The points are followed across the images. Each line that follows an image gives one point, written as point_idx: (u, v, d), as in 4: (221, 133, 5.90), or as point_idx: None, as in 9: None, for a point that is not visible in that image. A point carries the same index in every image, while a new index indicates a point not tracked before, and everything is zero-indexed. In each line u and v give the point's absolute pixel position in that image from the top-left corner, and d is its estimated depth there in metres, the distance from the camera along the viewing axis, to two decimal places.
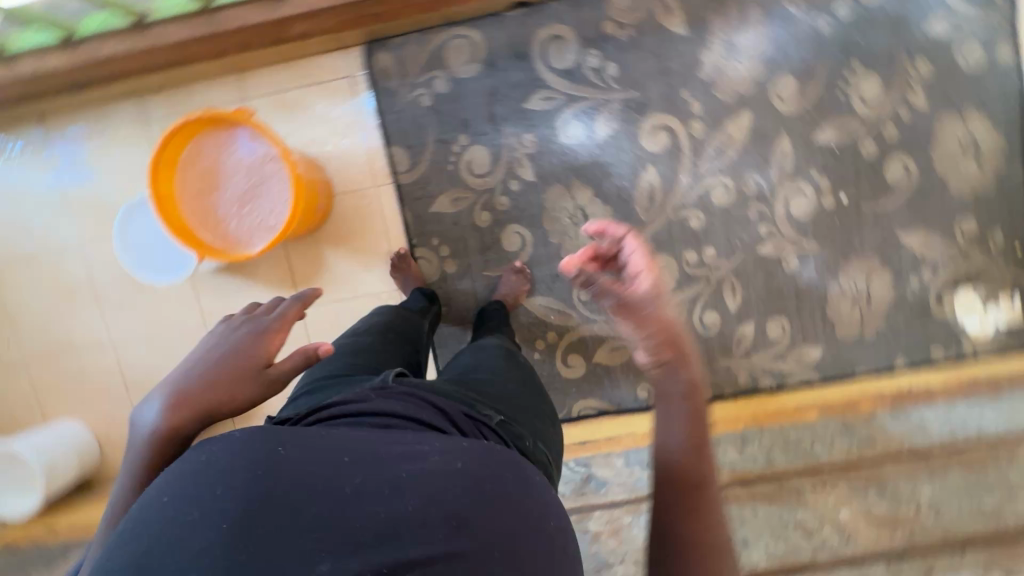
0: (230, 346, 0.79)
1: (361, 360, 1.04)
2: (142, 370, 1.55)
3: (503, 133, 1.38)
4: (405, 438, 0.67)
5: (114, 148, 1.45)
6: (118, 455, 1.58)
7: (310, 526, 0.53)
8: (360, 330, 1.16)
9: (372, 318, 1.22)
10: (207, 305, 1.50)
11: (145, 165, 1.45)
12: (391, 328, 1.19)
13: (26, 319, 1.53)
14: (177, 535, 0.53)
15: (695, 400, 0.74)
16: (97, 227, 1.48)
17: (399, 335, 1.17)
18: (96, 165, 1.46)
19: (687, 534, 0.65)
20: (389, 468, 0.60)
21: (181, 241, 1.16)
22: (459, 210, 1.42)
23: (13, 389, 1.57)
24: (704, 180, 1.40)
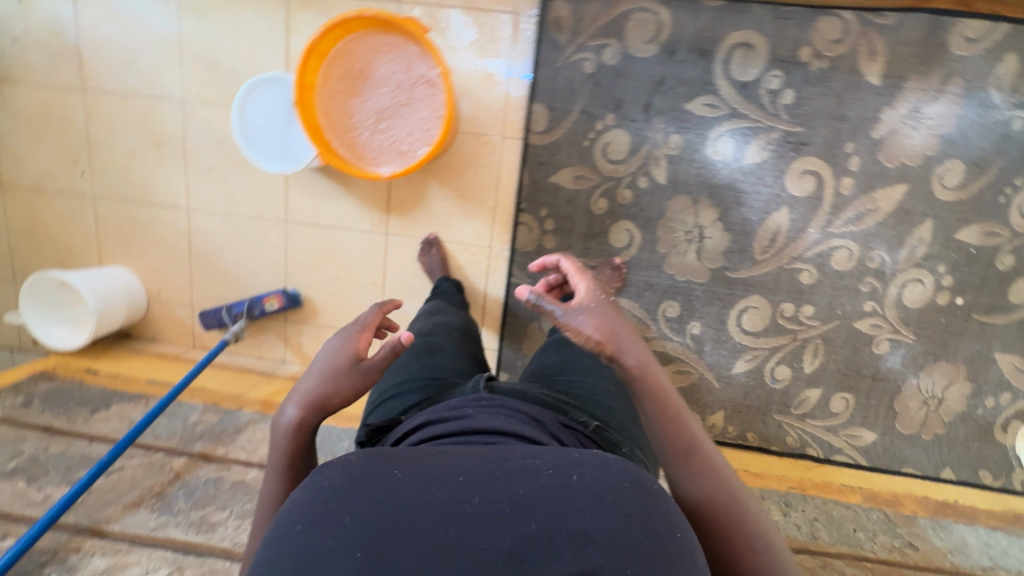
0: (328, 352, 0.83)
1: (439, 360, 1.06)
2: (211, 244, 1.51)
3: (652, 126, 1.30)
4: (509, 449, 0.68)
5: (244, 7, 1.33)
6: (163, 317, 1.56)
7: (443, 550, 0.57)
8: (423, 327, 1.18)
9: (436, 316, 1.23)
10: (293, 200, 1.45)
11: (272, 37, 1.35)
12: (453, 325, 1.21)
13: (104, 156, 1.47)
14: (321, 556, 0.57)
15: (649, 380, 0.85)
16: (204, 85, 1.39)
17: (462, 335, 1.19)
18: (220, 19, 1.35)
19: (702, 500, 0.79)
20: (506, 485, 0.62)
21: (313, 145, 1.10)
22: (578, 189, 1.36)
23: (74, 220, 1.53)
24: (832, 239, 1.34)
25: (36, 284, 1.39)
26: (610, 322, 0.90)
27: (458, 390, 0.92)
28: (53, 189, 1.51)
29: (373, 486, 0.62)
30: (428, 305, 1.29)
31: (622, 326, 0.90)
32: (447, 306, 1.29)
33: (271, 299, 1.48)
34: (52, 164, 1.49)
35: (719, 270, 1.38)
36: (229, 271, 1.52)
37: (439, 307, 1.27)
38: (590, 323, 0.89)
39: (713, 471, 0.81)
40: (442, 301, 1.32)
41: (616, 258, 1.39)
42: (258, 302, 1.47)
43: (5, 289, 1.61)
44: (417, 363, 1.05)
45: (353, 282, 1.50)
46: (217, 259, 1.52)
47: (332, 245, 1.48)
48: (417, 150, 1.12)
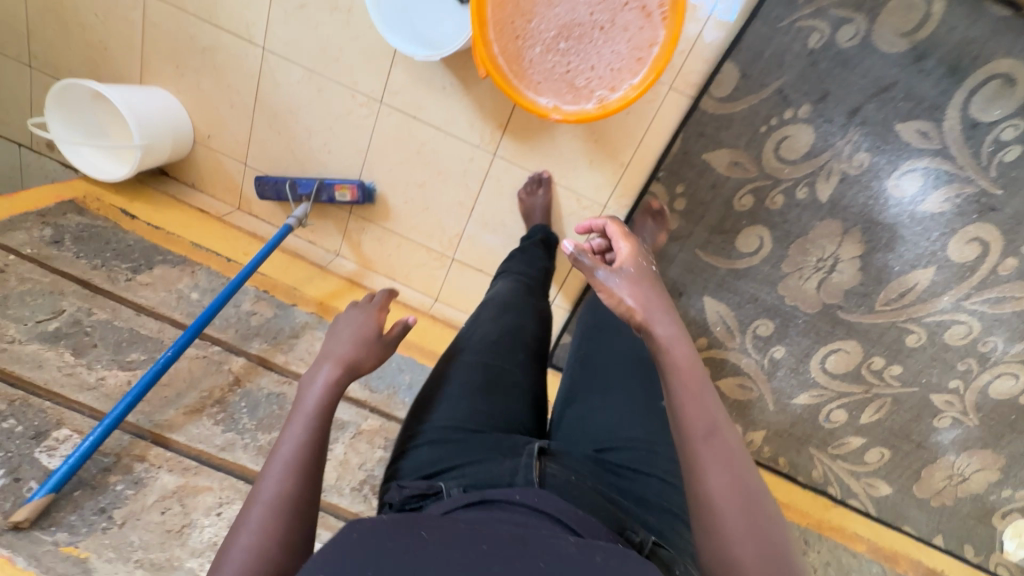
0: (343, 325, 0.79)
1: (489, 408, 0.73)
2: (282, 99, 1.24)
3: (845, 134, 1.09)
4: (538, 527, 0.53)
5: None
6: (209, 166, 1.34)
7: None
8: (474, 332, 0.82)
9: (501, 312, 0.85)
10: (396, 81, 1.18)
11: None
12: (521, 338, 0.83)
13: None
14: None
15: (680, 359, 0.69)
16: None
17: (526, 358, 0.81)
18: None
19: (715, 483, 0.61)
20: (527, 556, 0.48)
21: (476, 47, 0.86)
22: (728, 177, 1.18)
23: (116, 14, 1.21)
24: (959, 312, 1.25)
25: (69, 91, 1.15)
26: (647, 289, 0.76)
27: (508, 469, 0.64)
28: None
29: (380, 538, 0.49)
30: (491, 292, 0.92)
31: (658, 298, 0.75)
32: (514, 303, 0.88)
33: (342, 189, 1.28)
34: None
35: (831, 307, 1.28)
36: (296, 138, 1.28)
37: (502, 301, 0.88)
38: (625, 287, 0.75)
39: (740, 464, 0.62)
40: (512, 280, 0.98)
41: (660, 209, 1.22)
42: (330, 188, 1.27)
43: (17, 73, 1.32)
44: (451, 403, 0.73)
45: (438, 195, 1.31)
46: (287, 120, 1.27)
47: (428, 147, 1.25)
48: (595, 92, 0.90)
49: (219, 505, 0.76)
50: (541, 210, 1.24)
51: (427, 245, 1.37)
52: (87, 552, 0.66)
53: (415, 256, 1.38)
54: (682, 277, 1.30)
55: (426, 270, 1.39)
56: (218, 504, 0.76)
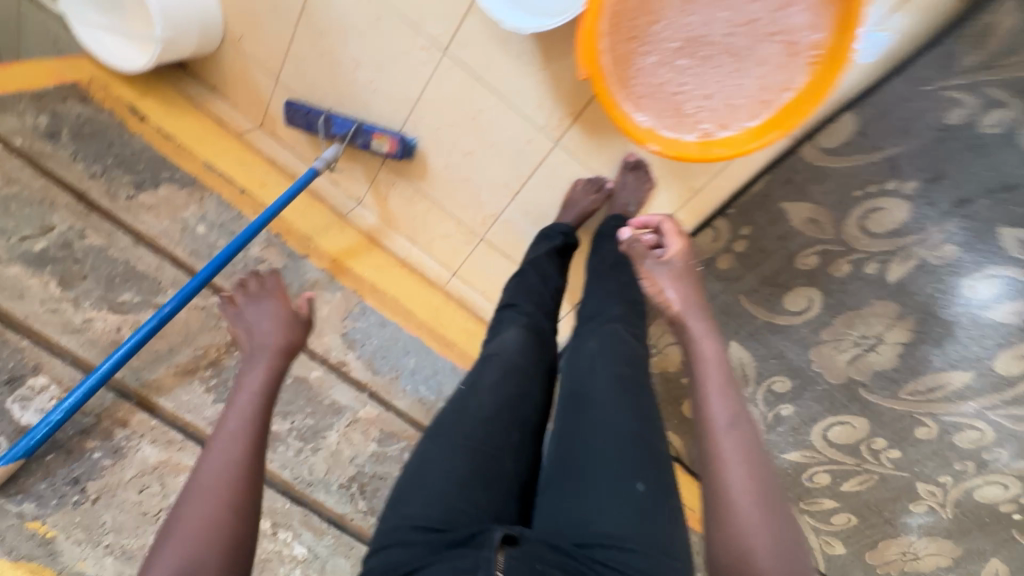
0: (244, 316, 0.69)
1: (465, 499, 0.57)
2: (332, 17, 1.07)
3: (941, 222, 0.99)
4: None
5: None
6: (235, 73, 1.18)
7: None
8: (467, 397, 0.67)
9: (503, 377, 0.69)
10: (468, 31, 1.01)
11: None
12: (520, 415, 0.68)
13: None
14: None
15: (711, 359, 0.66)
16: None
17: (521, 439, 0.66)
18: None
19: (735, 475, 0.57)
20: None
21: (585, 43, 0.72)
22: (800, 233, 1.09)
23: None
24: None
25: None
26: (691, 285, 0.76)
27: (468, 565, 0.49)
28: None
29: None
30: (492, 346, 0.76)
31: (698, 297, 0.74)
32: (515, 369, 0.72)
33: (380, 140, 1.15)
34: None
35: (855, 382, 1.23)
36: (340, 66, 1.12)
37: (507, 357, 0.73)
38: (671, 279, 0.76)
39: (759, 458, 0.59)
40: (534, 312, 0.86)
41: (632, 156, 1.09)
42: (367, 137, 1.14)
43: None
44: (416, 490, 0.58)
45: (483, 168, 1.18)
46: (333, 43, 1.10)
47: (485, 114, 1.11)
48: (699, 121, 0.78)
49: None
50: (578, 211, 1.11)
51: (457, 216, 1.26)
52: (52, 530, 0.65)
53: (442, 225, 1.27)
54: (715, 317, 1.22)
55: (450, 242, 1.29)
56: None
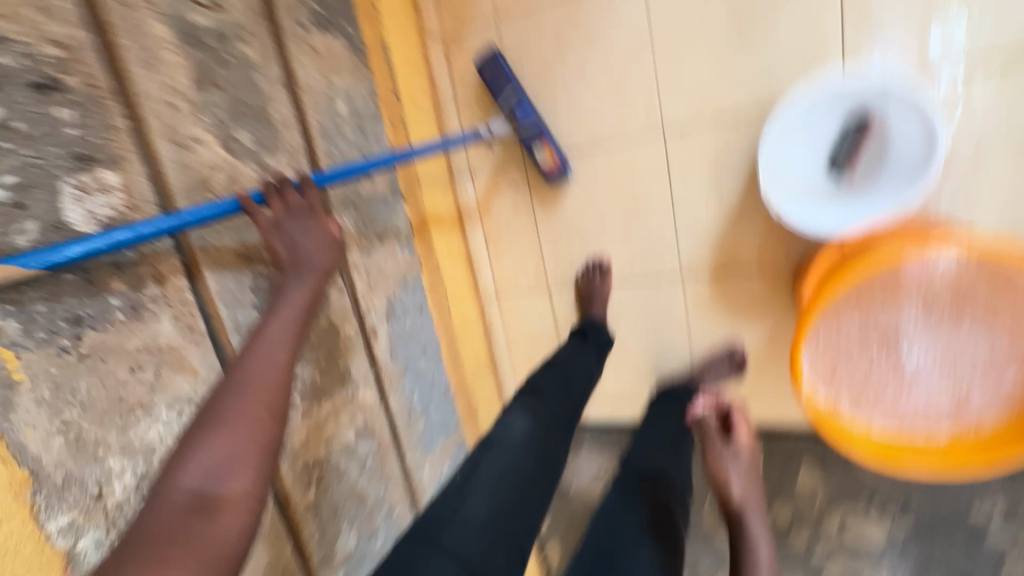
0: (282, 230, 0.61)
1: None
2: (598, 20, 0.99)
3: (897, 563, 1.04)
4: None
5: None
6: None
7: None
8: (459, 500, 0.67)
9: (502, 476, 0.70)
10: (699, 137, 0.99)
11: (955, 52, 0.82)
12: (514, 533, 0.67)
13: None
14: None
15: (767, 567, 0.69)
16: None
17: (509, 561, 0.65)
18: None
19: None
20: None
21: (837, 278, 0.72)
22: (792, 495, 1.10)
23: None
24: None
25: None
26: (755, 483, 0.78)
27: None
28: None
29: None
30: (498, 437, 0.75)
31: (757, 490, 0.77)
32: (519, 469, 0.72)
33: (546, 151, 1.05)
34: None
35: None
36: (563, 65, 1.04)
37: (505, 454, 0.73)
38: (739, 477, 0.78)
39: None
40: (559, 406, 0.82)
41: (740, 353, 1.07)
42: (535, 139, 1.04)
43: None
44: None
45: (603, 241, 1.12)
46: (578, 39, 1.01)
47: (646, 204, 1.06)
48: (844, 396, 0.79)
49: (187, 403, 0.58)
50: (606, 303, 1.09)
51: (543, 256, 1.18)
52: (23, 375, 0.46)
53: (523, 252, 1.20)
54: None
55: (517, 270, 1.22)
56: (188, 399, 0.58)
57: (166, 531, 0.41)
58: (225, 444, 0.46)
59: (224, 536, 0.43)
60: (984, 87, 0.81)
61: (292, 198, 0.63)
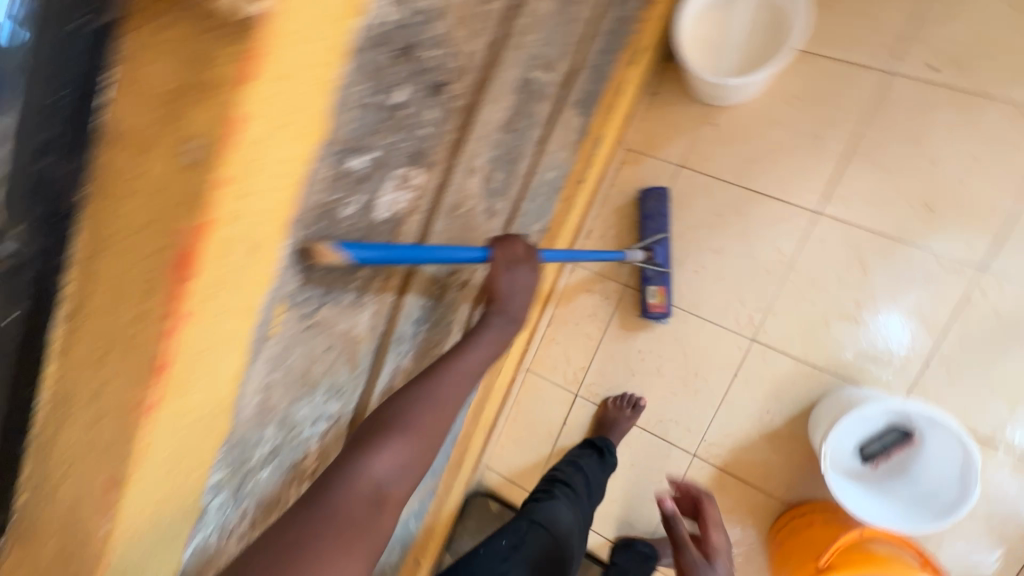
0: (503, 279, 0.61)
1: None
2: (759, 225, 1.12)
3: None
4: None
5: None
6: (673, 128, 1.15)
7: None
8: (501, 570, 0.68)
9: (541, 562, 0.72)
10: (780, 361, 1.11)
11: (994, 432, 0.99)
12: None
13: (927, 123, 1.00)
14: None
15: None
16: (965, 312, 1.00)
17: None
18: None
19: None
20: None
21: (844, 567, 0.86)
22: None
23: (853, 39, 1.04)
24: None
25: (776, 4, 1.00)
26: None
27: None
28: (927, 10, 1.00)
29: None
30: (548, 519, 0.76)
31: None
32: (553, 559, 0.74)
33: (658, 292, 1.15)
34: (969, 26, 0.98)
35: None
36: (707, 236, 1.15)
37: (550, 541, 0.74)
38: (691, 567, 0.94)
39: None
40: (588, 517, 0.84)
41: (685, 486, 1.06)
42: (655, 282, 1.14)
43: None
44: None
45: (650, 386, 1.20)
46: (734, 227, 1.13)
47: (704, 382, 1.16)
48: None
49: (335, 392, 0.57)
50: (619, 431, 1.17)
51: (592, 365, 1.25)
52: (278, 330, 0.44)
53: (577, 350, 1.25)
54: None
55: (562, 361, 1.27)
56: (337, 390, 0.57)
57: (341, 525, 0.42)
58: (401, 456, 0.47)
59: (382, 541, 0.44)
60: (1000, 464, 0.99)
61: (517, 248, 0.63)
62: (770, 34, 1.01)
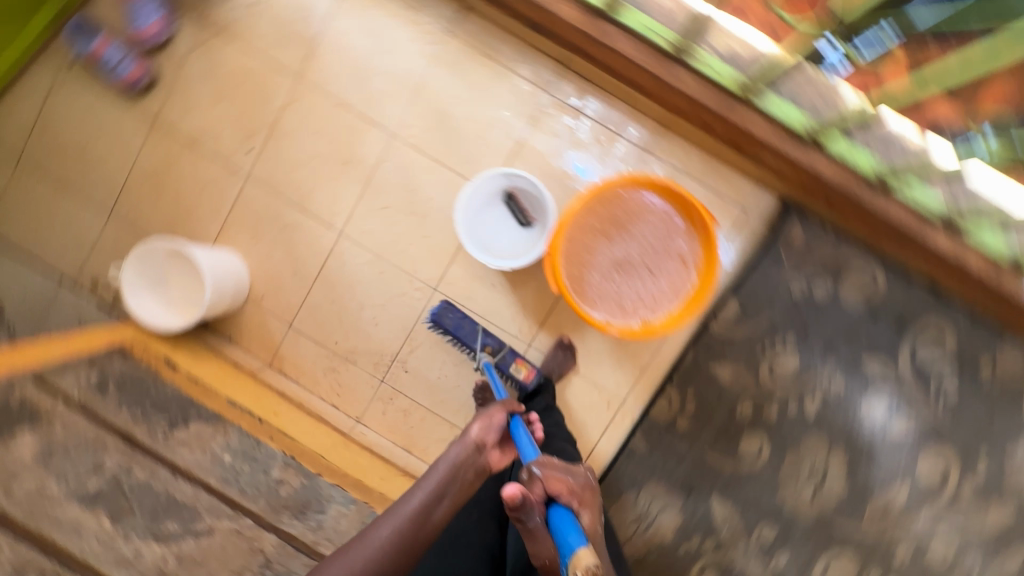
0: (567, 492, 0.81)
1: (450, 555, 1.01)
2: (345, 273, 1.42)
3: (822, 362, 1.34)
4: None
5: (499, 89, 1.34)
6: (256, 322, 1.43)
7: None
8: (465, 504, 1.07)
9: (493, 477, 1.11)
10: (453, 273, 1.38)
11: (514, 128, 1.34)
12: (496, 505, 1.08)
13: (286, 149, 1.40)
14: None
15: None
16: (426, 136, 1.37)
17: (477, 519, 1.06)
18: (470, 91, 1.35)
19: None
20: None
21: (547, 256, 1.07)
22: (731, 388, 1.36)
23: (219, 191, 1.42)
24: (937, 533, 1.36)
25: (166, 253, 1.29)
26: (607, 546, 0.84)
27: None
28: (206, 147, 1.41)
29: None
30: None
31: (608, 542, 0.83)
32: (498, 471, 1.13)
33: (519, 365, 1.33)
34: (222, 124, 1.40)
35: (826, 517, 1.38)
36: (349, 310, 1.42)
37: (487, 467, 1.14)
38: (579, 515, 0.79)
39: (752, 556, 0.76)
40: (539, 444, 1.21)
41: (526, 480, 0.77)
42: (511, 360, 1.33)
43: (95, 220, 1.44)
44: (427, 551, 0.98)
45: (470, 373, 1.41)
46: (344, 290, 1.42)
47: None
48: (639, 312, 1.10)
49: None
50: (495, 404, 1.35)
51: (448, 419, 1.42)
52: None
53: (436, 430, 1.42)
54: (691, 474, 1.40)
55: (444, 445, 1.42)
56: None
57: None
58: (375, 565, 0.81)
59: None
60: (536, 122, 1.33)
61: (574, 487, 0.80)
62: (181, 268, 1.31)
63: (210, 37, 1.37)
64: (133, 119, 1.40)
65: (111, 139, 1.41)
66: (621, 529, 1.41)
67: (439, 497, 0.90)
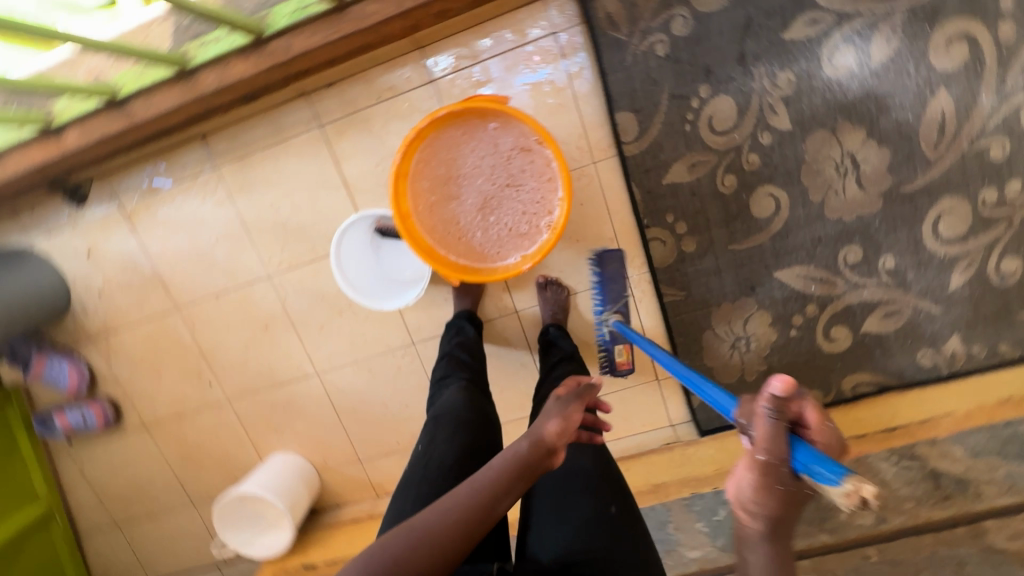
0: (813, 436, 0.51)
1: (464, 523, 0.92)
2: (350, 393, 1.47)
3: (750, 73, 1.14)
4: None
5: (291, 162, 1.29)
6: (339, 480, 1.55)
7: None
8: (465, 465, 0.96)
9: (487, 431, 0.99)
10: (411, 320, 1.38)
11: (331, 176, 1.30)
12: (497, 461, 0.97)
13: (225, 357, 1.48)
14: None
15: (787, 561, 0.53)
16: (286, 251, 1.36)
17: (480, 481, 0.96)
18: (275, 187, 1.31)
19: None
20: None
21: (427, 262, 1.00)
22: (698, 177, 1.21)
23: (224, 426, 1.55)
24: (1013, 98, 1.11)
25: (228, 503, 1.41)
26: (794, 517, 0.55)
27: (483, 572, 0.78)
28: (186, 409, 1.53)
29: None
30: (439, 411, 1.01)
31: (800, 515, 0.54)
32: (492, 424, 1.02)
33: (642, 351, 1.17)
34: (176, 385, 1.51)
35: (892, 190, 1.17)
36: (381, 414, 1.48)
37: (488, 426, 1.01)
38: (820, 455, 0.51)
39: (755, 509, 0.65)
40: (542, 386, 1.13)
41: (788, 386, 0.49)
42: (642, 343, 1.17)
43: (190, 516, 1.64)
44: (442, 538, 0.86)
45: (500, 374, 1.38)
46: (363, 405, 1.48)
47: None
48: (538, 224, 1.02)
49: None
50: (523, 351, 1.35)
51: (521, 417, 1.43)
52: None
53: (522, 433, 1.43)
54: (739, 273, 1.26)
55: None
56: None
57: None
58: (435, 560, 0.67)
59: None
60: (339, 153, 1.28)
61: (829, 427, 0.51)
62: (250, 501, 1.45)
63: (105, 342, 1.48)
64: (134, 438, 1.57)
65: (140, 462, 1.60)
66: (728, 366, 1.32)
67: (504, 493, 0.75)
